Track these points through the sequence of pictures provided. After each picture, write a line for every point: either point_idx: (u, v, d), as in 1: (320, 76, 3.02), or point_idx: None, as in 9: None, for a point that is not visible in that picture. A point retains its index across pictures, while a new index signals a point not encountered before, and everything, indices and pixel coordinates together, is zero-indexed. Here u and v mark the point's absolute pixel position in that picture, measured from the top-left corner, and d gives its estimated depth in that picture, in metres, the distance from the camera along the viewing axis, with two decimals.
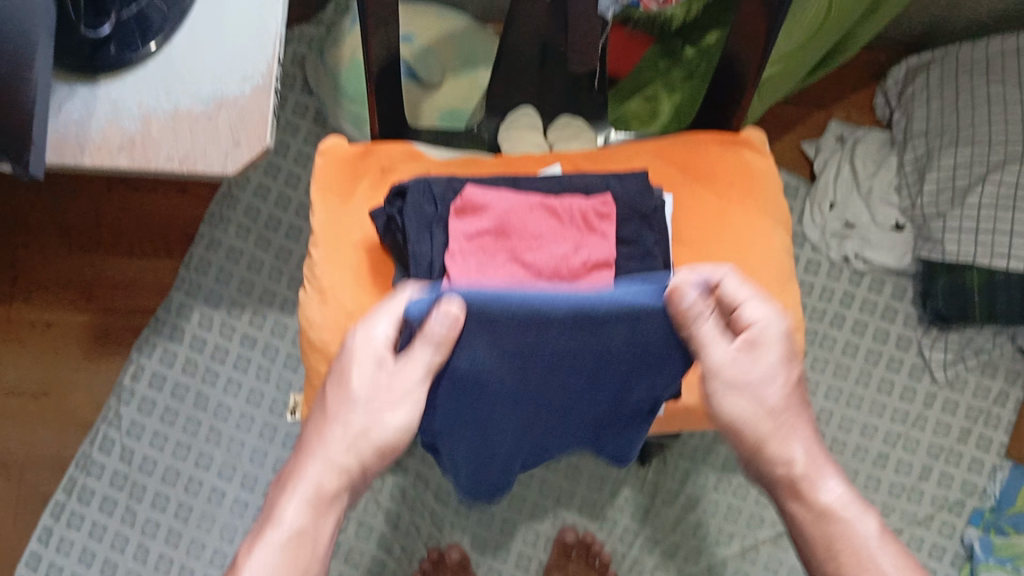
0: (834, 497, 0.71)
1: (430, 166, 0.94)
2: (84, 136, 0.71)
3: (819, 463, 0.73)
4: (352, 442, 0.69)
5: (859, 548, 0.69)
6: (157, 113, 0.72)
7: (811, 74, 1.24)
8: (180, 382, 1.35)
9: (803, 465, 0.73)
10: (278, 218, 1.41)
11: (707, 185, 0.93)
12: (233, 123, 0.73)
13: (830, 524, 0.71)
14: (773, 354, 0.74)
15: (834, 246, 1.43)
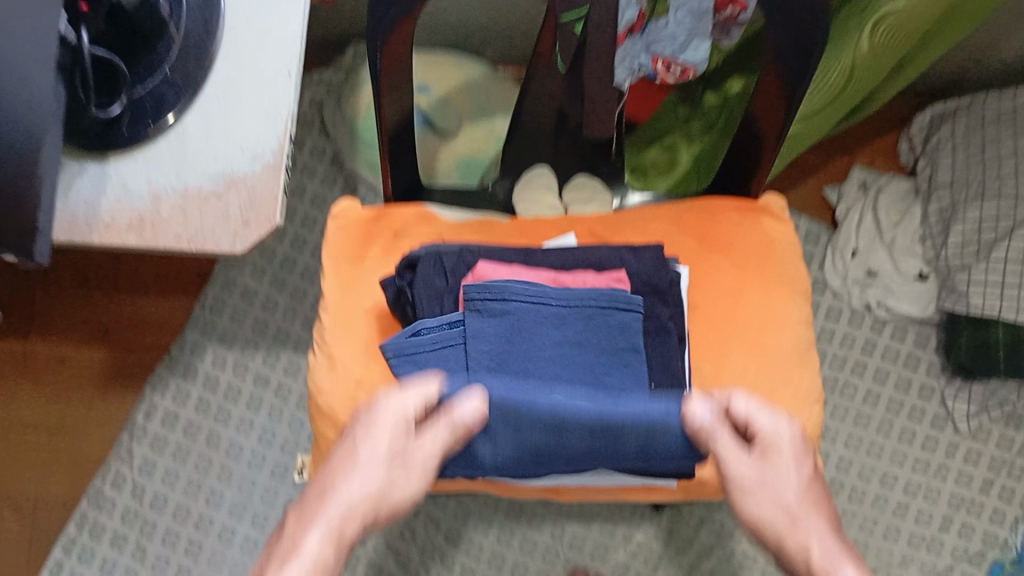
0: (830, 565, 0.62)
1: (442, 230, 0.93)
2: (94, 216, 0.71)
3: (813, 528, 0.65)
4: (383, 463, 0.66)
5: None
6: (166, 192, 0.72)
7: (847, 117, 1.20)
8: (193, 420, 1.34)
9: (796, 519, 0.66)
10: (293, 259, 1.40)
11: (723, 254, 0.91)
12: (243, 203, 0.72)
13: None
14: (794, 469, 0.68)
15: (857, 294, 1.40)
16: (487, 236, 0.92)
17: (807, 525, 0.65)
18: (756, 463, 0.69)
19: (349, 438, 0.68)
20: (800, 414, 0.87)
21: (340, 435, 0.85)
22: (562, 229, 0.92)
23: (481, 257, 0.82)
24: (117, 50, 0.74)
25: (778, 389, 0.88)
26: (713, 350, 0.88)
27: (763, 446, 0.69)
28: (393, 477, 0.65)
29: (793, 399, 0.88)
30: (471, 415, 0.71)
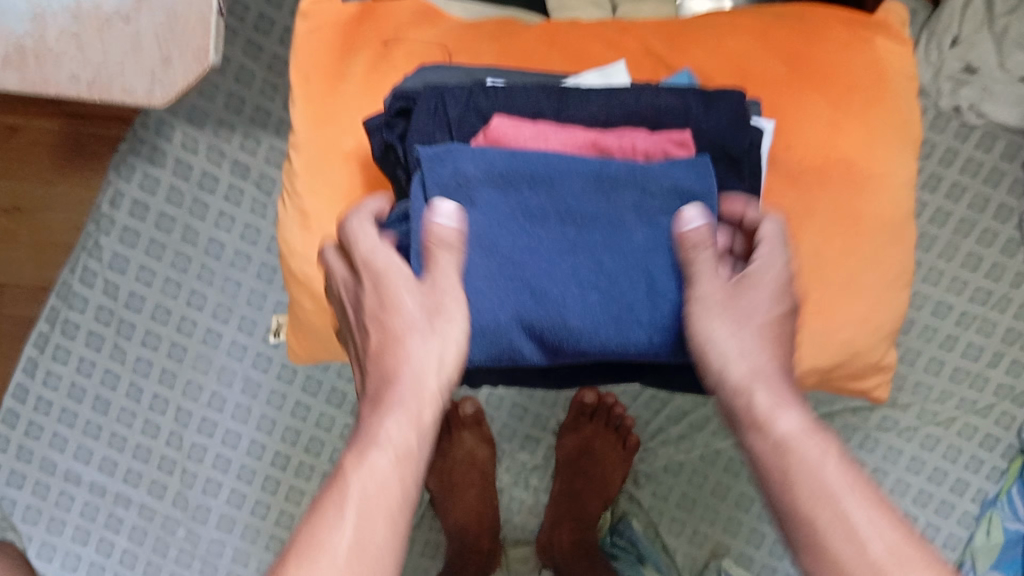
0: (797, 441, 0.55)
1: (447, 37, 0.72)
2: None
3: (780, 396, 0.57)
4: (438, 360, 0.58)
5: (812, 475, 0.54)
6: (53, 10, 0.54)
7: None
8: (165, 213, 1.17)
9: (771, 395, 0.57)
10: (270, 20, 1.17)
11: (817, 87, 0.70)
12: (161, 30, 0.56)
13: (784, 462, 0.55)
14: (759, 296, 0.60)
15: (949, 94, 1.16)
16: (507, 54, 0.71)
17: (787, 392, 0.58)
18: (731, 320, 0.59)
19: (382, 351, 0.59)
20: (883, 301, 0.71)
21: (318, 305, 0.72)
22: (609, 47, 0.71)
23: (496, 106, 0.64)
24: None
25: (864, 271, 0.70)
26: (791, 217, 0.69)
27: (738, 303, 0.60)
28: (451, 330, 0.59)
29: (880, 282, 0.71)
30: (449, 213, 0.59)
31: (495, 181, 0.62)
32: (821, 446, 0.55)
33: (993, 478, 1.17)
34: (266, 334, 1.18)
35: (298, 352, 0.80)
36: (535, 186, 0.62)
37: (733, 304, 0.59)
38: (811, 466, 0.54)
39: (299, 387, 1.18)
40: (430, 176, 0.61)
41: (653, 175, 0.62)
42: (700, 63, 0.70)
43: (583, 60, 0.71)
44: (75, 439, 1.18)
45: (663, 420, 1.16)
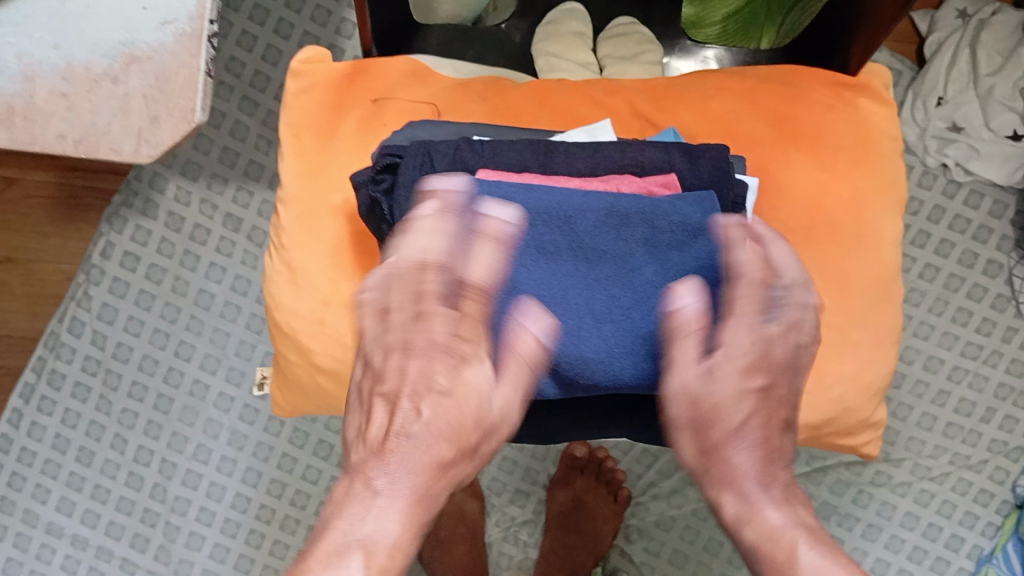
0: (762, 533, 0.59)
1: (438, 95, 0.72)
2: None
3: (751, 493, 0.60)
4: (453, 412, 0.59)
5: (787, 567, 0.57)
6: (44, 70, 0.55)
7: None
8: (156, 264, 1.18)
9: (743, 493, 0.61)
10: (265, 76, 1.17)
11: (802, 147, 0.71)
12: (150, 89, 0.55)
13: (753, 554, 0.59)
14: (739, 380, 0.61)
15: (935, 151, 1.18)
16: (497, 112, 0.72)
17: (759, 479, 0.61)
18: (693, 408, 0.61)
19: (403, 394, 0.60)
20: (873, 360, 0.71)
21: (305, 361, 0.71)
22: (597, 106, 0.72)
23: (483, 159, 0.65)
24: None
25: (852, 327, 0.70)
26: None
27: (692, 390, 0.60)
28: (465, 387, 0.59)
29: (868, 340, 0.70)
30: (467, 260, 0.60)
31: (518, 220, 0.61)
32: (790, 539, 0.58)
33: (989, 534, 1.15)
34: (254, 385, 1.18)
35: (281, 411, 0.79)
36: (549, 220, 0.62)
37: (692, 387, 0.60)
38: (778, 560, 0.58)
39: (286, 439, 1.17)
40: (448, 210, 0.61)
41: (668, 212, 0.62)
42: (687, 122, 0.71)
43: (570, 119, 0.72)
44: (59, 491, 1.17)
45: (655, 474, 1.15)
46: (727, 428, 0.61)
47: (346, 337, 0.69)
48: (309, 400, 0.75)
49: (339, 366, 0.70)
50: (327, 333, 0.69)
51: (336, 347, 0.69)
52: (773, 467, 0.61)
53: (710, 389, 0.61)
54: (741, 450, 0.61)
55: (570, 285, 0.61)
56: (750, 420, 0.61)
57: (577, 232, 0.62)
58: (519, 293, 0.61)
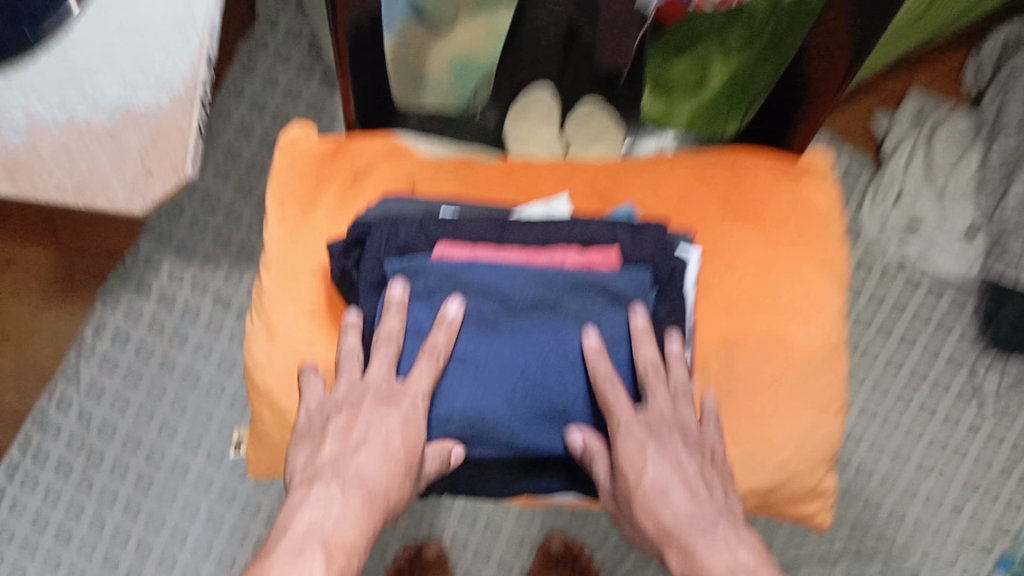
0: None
1: (413, 168, 0.78)
2: None
3: (708, 554, 0.59)
4: (403, 428, 0.61)
5: None
6: (48, 126, 0.57)
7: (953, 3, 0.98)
8: (145, 343, 1.22)
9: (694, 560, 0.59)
10: (261, 165, 1.25)
11: (749, 221, 0.76)
12: (145, 145, 0.58)
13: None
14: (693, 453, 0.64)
15: (895, 247, 1.24)
16: (466, 186, 0.77)
17: (705, 538, 0.59)
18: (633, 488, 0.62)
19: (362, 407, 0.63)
20: (820, 428, 0.74)
21: (278, 418, 0.74)
22: (558, 183, 0.78)
23: (442, 230, 0.70)
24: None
25: (802, 391, 0.74)
26: (727, 342, 0.74)
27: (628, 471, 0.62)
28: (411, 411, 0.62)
29: (817, 405, 0.74)
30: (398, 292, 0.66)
31: (459, 292, 0.66)
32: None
33: None
34: (233, 465, 1.19)
35: (258, 474, 0.81)
36: (488, 294, 0.66)
37: (629, 468, 0.62)
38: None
39: (262, 521, 1.17)
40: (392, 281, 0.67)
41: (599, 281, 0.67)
42: (641, 200, 0.77)
43: (533, 194, 0.77)
44: (34, 570, 1.17)
45: (629, 563, 1.16)
46: (671, 504, 0.61)
47: None
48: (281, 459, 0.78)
49: None
50: (297, 390, 0.72)
51: None
52: (719, 526, 0.60)
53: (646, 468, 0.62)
54: (685, 519, 0.60)
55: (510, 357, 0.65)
56: (686, 490, 0.62)
57: (514, 304, 0.66)
58: (449, 371, 0.65)
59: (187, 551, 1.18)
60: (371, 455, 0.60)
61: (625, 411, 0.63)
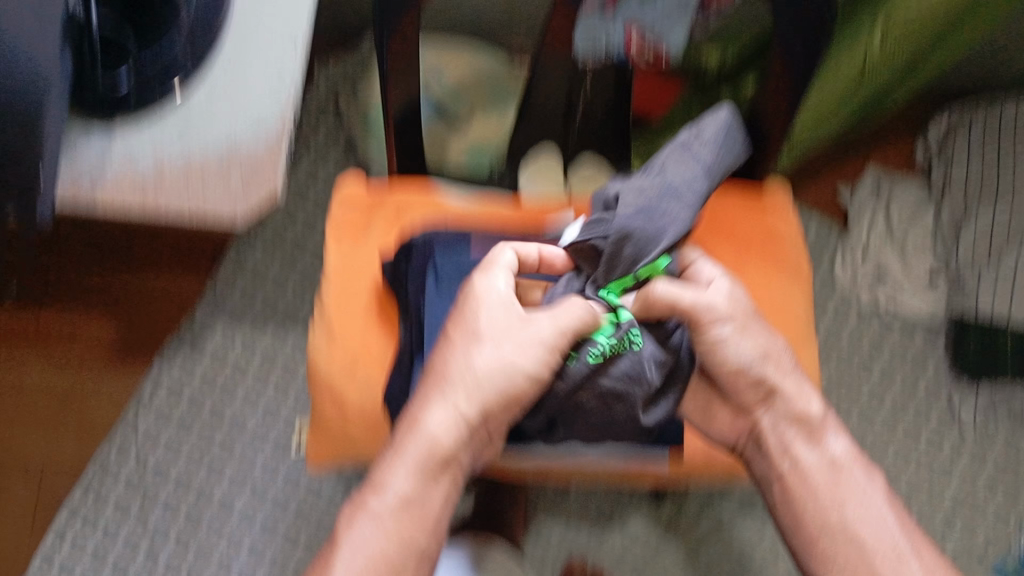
0: (818, 469, 0.86)
1: (448, 211, 0.93)
2: (97, 178, 0.72)
3: (782, 407, 0.87)
4: (444, 428, 0.75)
5: (850, 490, 0.85)
6: (170, 157, 0.74)
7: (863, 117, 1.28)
8: (197, 393, 1.33)
9: (790, 409, 0.87)
10: (302, 242, 1.41)
11: (727, 243, 0.96)
12: (246, 170, 0.75)
13: (801, 484, 0.86)
14: (757, 325, 0.85)
15: (867, 293, 1.39)
16: (496, 218, 0.93)
17: (793, 389, 0.87)
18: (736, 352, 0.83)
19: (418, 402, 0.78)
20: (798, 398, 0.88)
21: (338, 409, 0.88)
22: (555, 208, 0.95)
23: (484, 241, 0.88)
24: (134, 25, 0.77)
25: None
26: None
27: (727, 331, 0.82)
28: (437, 434, 0.75)
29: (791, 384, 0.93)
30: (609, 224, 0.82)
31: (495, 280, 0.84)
32: (848, 465, 0.87)
33: None
34: (276, 497, 1.27)
35: (313, 462, 0.92)
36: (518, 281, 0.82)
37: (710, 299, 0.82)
38: (835, 482, 0.86)
39: (298, 556, 1.24)
40: (440, 275, 0.85)
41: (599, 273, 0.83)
42: None
43: (540, 217, 0.94)
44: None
45: None
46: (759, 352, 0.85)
47: (379, 381, 0.88)
48: (339, 453, 0.90)
49: (365, 406, 0.88)
50: (361, 377, 0.88)
51: (366, 388, 0.88)
52: (801, 392, 0.88)
53: (740, 334, 0.83)
54: (837, 479, 0.86)
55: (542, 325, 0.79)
56: (758, 335, 0.85)
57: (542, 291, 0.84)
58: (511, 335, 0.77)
59: None
60: (402, 475, 0.76)
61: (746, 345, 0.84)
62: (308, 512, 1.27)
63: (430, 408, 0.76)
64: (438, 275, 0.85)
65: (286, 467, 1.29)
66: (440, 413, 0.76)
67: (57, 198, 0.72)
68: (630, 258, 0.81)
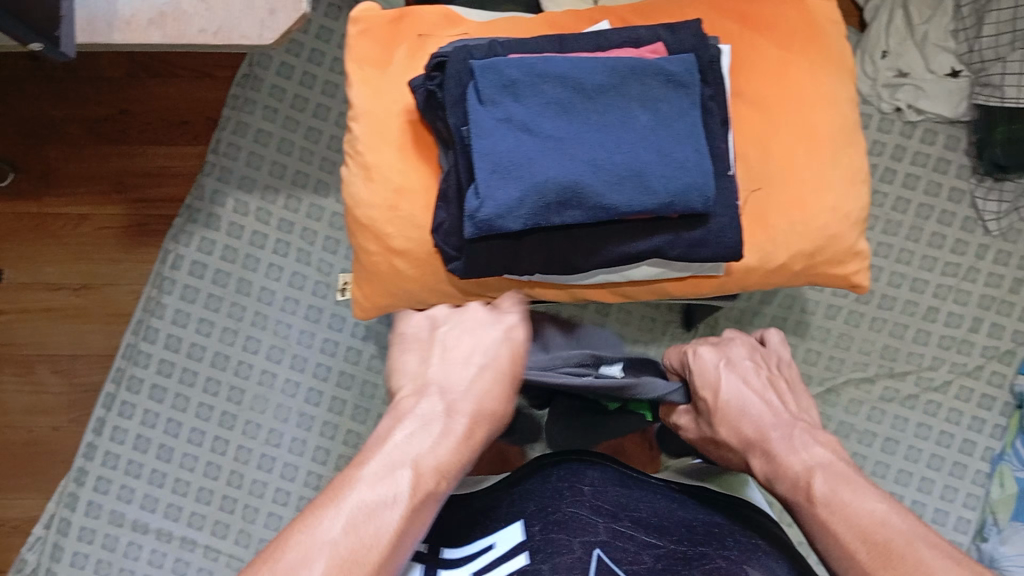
0: (788, 480, 0.74)
1: (470, 28, 0.88)
2: (110, 13, 0.81)
3: (768, 456, 0.77)
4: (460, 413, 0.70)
5: (806, 500, 0.71)
6: None
7: None
8: (220, 269, 1.30)
9: (771, 450, 0.77)
10: (304, 97, 1.33)
11: (764, 32, 0.87)
12: None
13: (790, 500, 0.73)
14: (743, 405, 0.83)
15: (887, 100, 1.35)
16: (521, 30, 0.87)
17: (786, 440, 0.77)
18: (731, 421, 0.82)
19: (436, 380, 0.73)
20: (847, 192, 0.85)
21: (382, 247, 0.84)
22: (585, 17, 0.88)
23: (511, 48, 0.79)
24: None
25: (827, 168, 0.85)
26: (757, 131, 0.86)
27: (716, 399, 0.85)
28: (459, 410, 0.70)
29: (841, 177, 0.85)
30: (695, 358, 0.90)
31: (535, 81, 0.75)
32: (807, 479, 0.72)
33: (997, 435, 1.31)
34: (318, 370, 1.29)
35: (358, 307, 0.91)
36: (561, 86, 0.75)
37: (712, 374, 0.87)
38: (802, 497, 0.72)
39: (350, 417, 1.28)
40: (482, 87, 0.75)
41: (646, 69, 0.76)
42: (671, 20, 0.87)
43: (572, 23, 0.88)
44: (134, 513, 1.27)
45: None
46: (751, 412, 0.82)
47: (417, 217, 0.83)
48: (391, 296, 0.88)
49: (410, 245, 0.84)
50: (399, 215, 0.83)
51: (409, 228, 0.83)
52: (790, 430, 0.79)
53: (734, 401, 0.83)
54: (779, 462, 0.76)
55: (583, 133, 0.74)
56: (769, 414, 0.82)
57: (585, 86, 0.75)
58: (555, 149, 0.74)
59: (305, 460, 1.28)
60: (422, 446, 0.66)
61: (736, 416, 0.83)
62: (352, 375, 1.29)
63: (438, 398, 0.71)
64: (471, 90, 0.76)
65: (324, 334, 1.30)
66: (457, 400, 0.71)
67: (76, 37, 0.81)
68: (676, 54, 0.76)
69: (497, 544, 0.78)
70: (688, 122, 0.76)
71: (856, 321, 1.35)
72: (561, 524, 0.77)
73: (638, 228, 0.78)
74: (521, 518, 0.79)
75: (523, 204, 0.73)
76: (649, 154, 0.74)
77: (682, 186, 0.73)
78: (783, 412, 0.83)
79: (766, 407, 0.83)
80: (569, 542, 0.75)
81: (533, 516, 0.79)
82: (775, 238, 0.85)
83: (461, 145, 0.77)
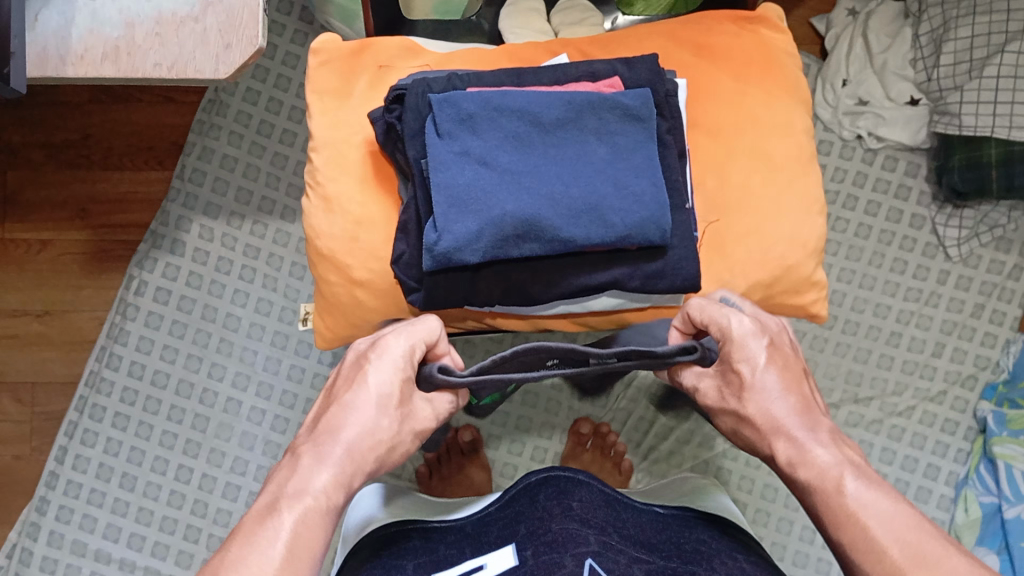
0: (813, 470, 0.69)
1: (431, 60, 0.88)
2: (66, 48, 0.81)
3: (794, 441, 0.71)
4: (357, 435, 0.70)
5: (836, 499, 0.66)
6: (139, 19, 0.82)
7: None
8: (185, 295, 1.29)
9: (794, 440, 0.71)
10: (270, 123, 1.33)
11: (721, 65, 0.89)
12: (221, 25, 0.82)
13: (812, 491, 0.69)
14: (770, 372, 0.75)
15: (848, 128, 1.37)
16: (481, 62, 0.88)
17: (813, 428, 0.72)
18: (760, 400, 0.74)
19: (338, 400, 0.73)
20: (805, 223, 0.86)
21: (343, 278, 0.84)
22: (545, 50, 0.89)
23: (470, 81, 0.79)
24: None
25: (784, 198, 0.86)
26: (714, 163, 0.87)
27: (747, 369, 0.76)
28: (355, 429, 0.70)
29: (797, 208, 0.86)
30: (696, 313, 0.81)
31: (492, 114, 0.75)
32: (837, 473, 0.68)
33: (960, 459, 1.33)
34: (284, 397, 1.28)
35: (321, 338, 0.91)
36: (519, 119, 0.76)
37: (748, 339, 0.77)
38: (829, 489, 0.67)
39: None
40: (439, 119, 0.75)
41: (603, 103, 0.76)
42: (629, 54, 0.88)
43: (533, 56, 0.89)
44: (96, 543, 1.25)
45: (653, 439, 1.25)
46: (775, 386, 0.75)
47: (378, 248, 0.83)
48: (353, 327, 0.87)
49: (372, 276, 0.84)
50: (360, 247, 0.83)
51: (370, 259, 0.83)
52: (810, 413, 0.74)
53: (765, 376, 0.75)
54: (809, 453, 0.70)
55: (541, 166, 0.75)
56: (796, 399, 0.75)
57: (542, 120, 0.76)
58: (512, 182, 0.74)
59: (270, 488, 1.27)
60: (312, 478, 0.66)
61: (759, 381, 0.75)
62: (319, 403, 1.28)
63: (337, 421, 0.71)
64: (429, 122, 0.76)
65: (290, 360, 1.29)
66: (351, 419, 0.71)
67: (30, 71, 0.81)
68: (633, 88, 0.77)
69: (489, 563, 0.78)
70: (645, 155, 0.77)
71: (820, 345, 1.36)
72: (553, 543, 0.77)
73: (597, 260, 0.79)
74: (513, 542, 0.80)
75: (480, 237, 0.73)
76: (606, 187, 0.75)
77: (639, 219, 0.74)
78: (799, 387, 0.76)
79: (789, 382, 0.75)
80: (560, 557, 0.75)
81: (525, 538, 0.80)
82: (733, 268, 0.85)
83: (419, 178, 0.77)
